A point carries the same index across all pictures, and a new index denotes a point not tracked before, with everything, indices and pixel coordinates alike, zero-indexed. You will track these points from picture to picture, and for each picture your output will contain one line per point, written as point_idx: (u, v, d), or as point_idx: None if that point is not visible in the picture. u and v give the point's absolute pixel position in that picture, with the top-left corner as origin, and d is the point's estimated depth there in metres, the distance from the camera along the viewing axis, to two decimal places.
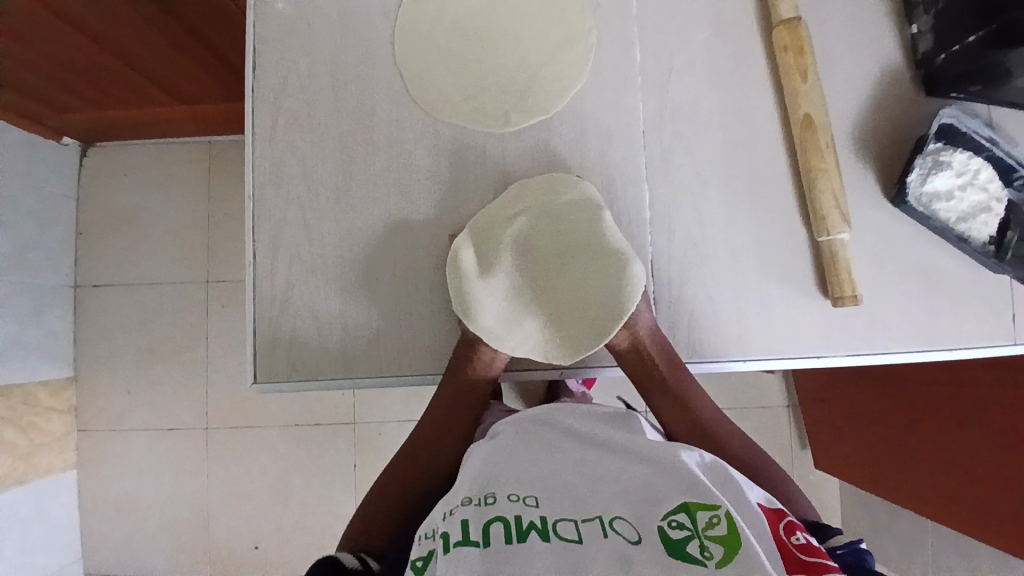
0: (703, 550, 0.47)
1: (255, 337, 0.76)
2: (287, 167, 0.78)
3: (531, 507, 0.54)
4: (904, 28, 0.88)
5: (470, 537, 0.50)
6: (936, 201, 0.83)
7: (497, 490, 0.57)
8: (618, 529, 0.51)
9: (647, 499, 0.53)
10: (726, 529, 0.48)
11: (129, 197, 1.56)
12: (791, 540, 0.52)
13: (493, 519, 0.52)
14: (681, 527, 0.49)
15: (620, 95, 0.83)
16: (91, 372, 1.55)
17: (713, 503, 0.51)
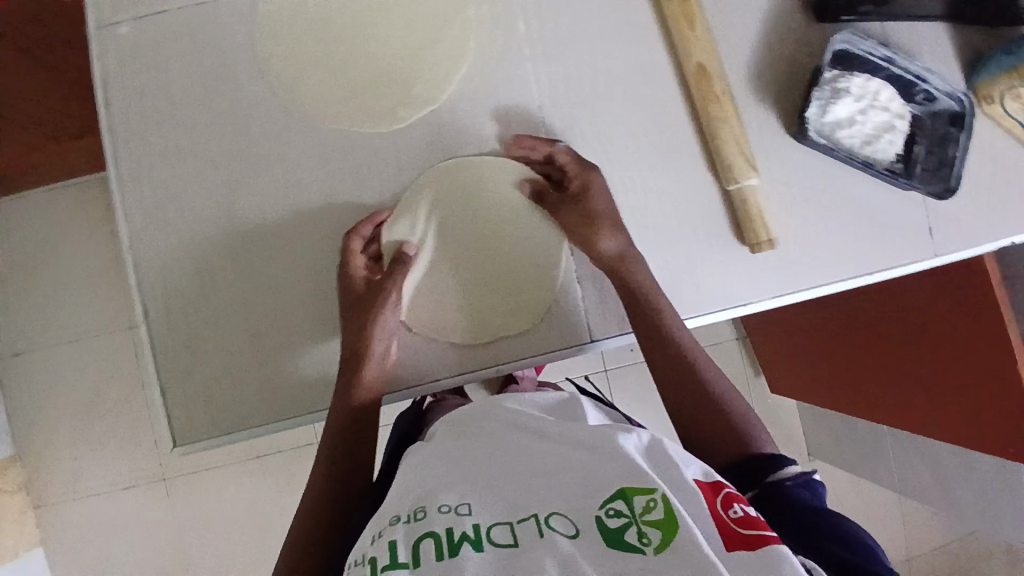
0: (641, 538, 0.44)
1: (167, 396, 0.71)
2: (165, 207, 0.72)
3: (465, 515, 0.48)
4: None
5: (398, 559, 0.45)
6: (840, 129, 0.83)
7: (428, 501, 0.51)
8: (555, 526, 0.47)
9: (591, 490, 0.49)
10: (663, 512, 0.45)
11: (32, 254, 1.45)
12: (728, 514, 0.48)
13: (423, 536, 0.46)
14: (618, 515, 0.46)
15: (509, 69, 0.79)
16: (34, 444, 1.46)
17: (649, 487, 0.47)
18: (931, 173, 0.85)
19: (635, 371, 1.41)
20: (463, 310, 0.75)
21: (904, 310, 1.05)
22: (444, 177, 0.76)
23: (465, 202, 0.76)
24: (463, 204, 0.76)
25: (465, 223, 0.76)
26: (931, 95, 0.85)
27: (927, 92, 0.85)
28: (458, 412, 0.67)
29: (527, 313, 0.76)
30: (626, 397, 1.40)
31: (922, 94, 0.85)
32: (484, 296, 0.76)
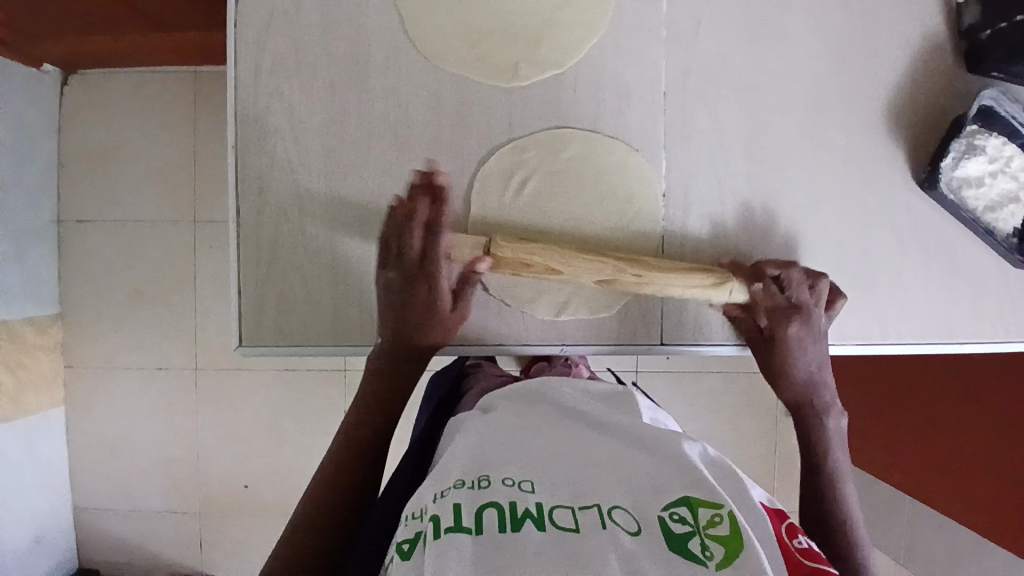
0: (704, 548, 0.43)
1: (240, 298, 0.72)
2: (275, 115, 0.72)
3: (527, 492, 0.48)
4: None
5: (462, 523, 0.44)
6: (966, 187, 0.79)
7: (489, 471, 0.50)
8: (617, 519, 0.45)
9: (650, 487, 0.48)
10: (729, 530, 0.44)
11: (111, 130, 1.47)
12: (793, 543, 0.48)
13: (486, 505, 0.46)
14: (682, 522, 0.45)
15: (642, 49, 0.75)
16: (78, 311, 1.51)
17: (715, 501, 0.46)
18: None
19: (667, 379, 1.39)
20: (537, 283, 0.75)
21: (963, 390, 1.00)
22: (551, 143, 0.74)
23: (570, 174, 0.75)
24: (573, 179, 0.75)
25: (567, 196, 0.75)
26: None
27: None
28: (521, 386, 0.68)
29: (609, 298, 0.76)
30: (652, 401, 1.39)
31: None
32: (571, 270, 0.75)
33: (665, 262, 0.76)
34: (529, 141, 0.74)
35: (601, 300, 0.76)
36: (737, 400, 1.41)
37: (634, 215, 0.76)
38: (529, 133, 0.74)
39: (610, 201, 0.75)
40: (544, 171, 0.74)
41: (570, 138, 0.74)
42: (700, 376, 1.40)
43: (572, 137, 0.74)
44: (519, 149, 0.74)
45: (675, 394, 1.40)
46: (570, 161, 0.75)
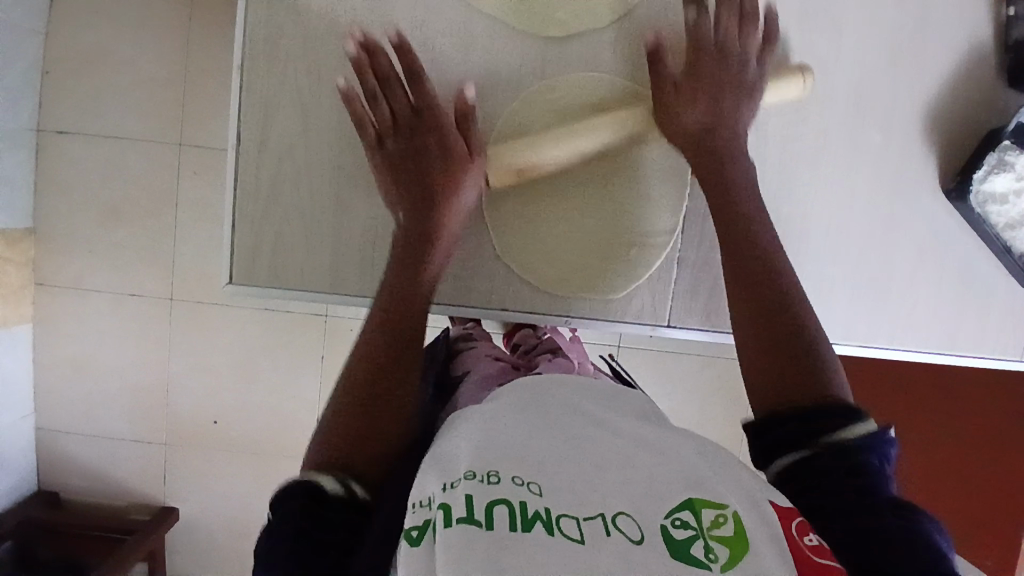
0: (708, 552, 0.43)
1: (234, 230, 0.68)
2: (287, 38, 0.66)
3: (536, 493, 0.46)
4: (1002, 5, 0.76)
5: (474, 517, 0.43)
6: (990, 204, 0.77)
7: (497, 465, 0.48)
8: (622, 526, 0.44)
9: (650, 491, 0.47)
10: (732, 530, 0.45)
11: (99, 36, 1.38)
12: None
13: (495, 502, 0.45)
14: (685, 526, 0.45)
15: (686, 17, 0.71)
16: (53, 226, 1.44)
17: (719, 502, 0.46)
18: None
19: (650, 360, 1.39)
20: (541, 248, 0.72)
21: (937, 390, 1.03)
22: (581, 89, 0.71)
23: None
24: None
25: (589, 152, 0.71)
26: None
27: None
28: (522, 378, 0.65)
29: (620, 272, 0.73)
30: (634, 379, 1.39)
31: None
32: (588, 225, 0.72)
33: (682, 244, 0.74)
34: (555, 82, 0.71)
35: (603, 270, 0.72)
36: (716, 388, 1.41)
37: (651, 174, 0.72)
38: (557, 73, 0.71)
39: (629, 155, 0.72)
40: (574, 112, 0.71)
41: (599, 84, 0.71)
42: (684, 361, 1.40)
43: (601, 83, 0.71)
44: (543, 91, 0.71)
45: (658, 375, 1.40)
46: (594, 104, 0.71)
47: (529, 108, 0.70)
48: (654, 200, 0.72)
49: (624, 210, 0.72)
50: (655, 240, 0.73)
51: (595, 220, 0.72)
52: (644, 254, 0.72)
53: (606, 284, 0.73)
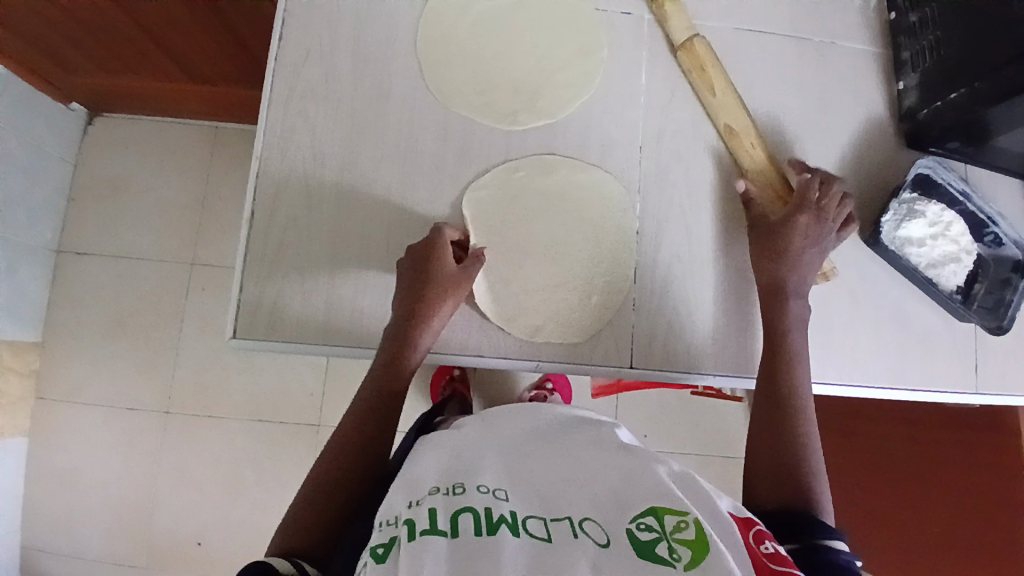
0: (672, 552, 0.46)
1: (240, 290, 0.77)
2: (298, 135, 0.80)
3: (502, 500, 0.52)
4: (893, 84, 0.93)
5: (438, 527, 0.48)
6: (908, 246, 0.88)
7: (465, 480, 0.54)
8: (588, 530, 0.49)
9: (616, 501, 0.52)
10: (694, 533, 0.47)
11: (127, 169, 1.57)
12: (760, 548, 0.52)
13: (462, 510, 0.49)
14: (649, 529, 0.48)
15: (625, 111, 0.87)
16: (60, 338, 1.52)
17: (681, 509, 0.49)
18: (988, 311, 0.88)
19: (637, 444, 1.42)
20: (515, 309, 0.80)
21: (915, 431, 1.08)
22: (541, 167, 0.84)
23: (555, 190, 0.83)
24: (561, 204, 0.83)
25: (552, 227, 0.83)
26: (1000, 240, 0.89)
27: (996, 236, 0.89)
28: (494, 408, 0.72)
29: (580, 325, 0.81)
30: None
31: (991, 236, 0.89)
32: (562, 296, 0.81)
33: (638, 292, 0.83)
34: (525, 164, 0.83)
35: (569, 326, 0.81)
36: (706, 469, 1.42)
37: (606, 239, 0.83)
38: (520, 157, 0.84)
39: (586, 224, 0.83)
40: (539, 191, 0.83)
41: (558, 165, 0.84)
42: (672, 442, 1.42)
43: (559, 166, 0.84)
44: (515, 171, 0.83)
45: None
46: (553, 183, 0.83)
47: (505, 184, 0.82)
48: (610, 262, 0.83)
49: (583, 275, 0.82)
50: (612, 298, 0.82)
51: (559, 283, 0.82)
52: (605, 310, 0.81)
53: (571, 335, 0.81)
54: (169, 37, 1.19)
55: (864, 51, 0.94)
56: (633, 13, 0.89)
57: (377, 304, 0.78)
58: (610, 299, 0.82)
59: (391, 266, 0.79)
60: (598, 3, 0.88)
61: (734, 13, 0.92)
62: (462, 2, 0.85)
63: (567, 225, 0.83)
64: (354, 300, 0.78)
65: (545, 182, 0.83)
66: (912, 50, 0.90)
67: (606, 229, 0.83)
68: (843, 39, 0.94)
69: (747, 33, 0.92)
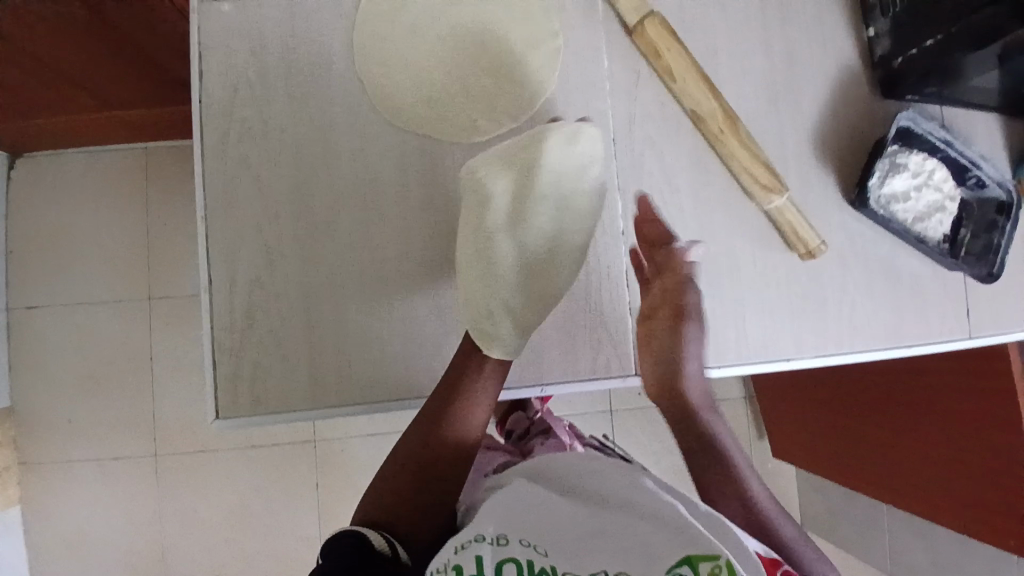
0: None
1: (215, 365, 0.72)
2: (242, 183, 0.73)
3: (541, 552, 0.52)
4: (861, 29, 0.89)
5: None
6: (895, 202, 0.86)
7: (509, 530, 0.55)
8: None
9: (645, 551, 0.49)
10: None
11: (62, 213, 1.45)
12: None
13: (506, 561, 0.51)
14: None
15: (590, 101, 0.81)
16: (30, 402, 1.43)
17: (712, 553, 0.47)
18: (977, 257, 0.88)
19: (642, 415, 1.42)
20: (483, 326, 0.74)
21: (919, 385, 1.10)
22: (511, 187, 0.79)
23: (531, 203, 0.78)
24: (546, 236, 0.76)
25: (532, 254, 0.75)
26: (982, 183, 0.88)
27: (979, 179, 0.88)
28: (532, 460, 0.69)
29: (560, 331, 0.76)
30: (629, 439, 1.41)
31: (973, 180, 0.88)
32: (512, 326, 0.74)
33: (631, 299, 0.81)
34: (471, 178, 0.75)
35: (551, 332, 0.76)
36: None
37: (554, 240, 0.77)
38: None
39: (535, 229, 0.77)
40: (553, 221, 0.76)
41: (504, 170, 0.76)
42: None
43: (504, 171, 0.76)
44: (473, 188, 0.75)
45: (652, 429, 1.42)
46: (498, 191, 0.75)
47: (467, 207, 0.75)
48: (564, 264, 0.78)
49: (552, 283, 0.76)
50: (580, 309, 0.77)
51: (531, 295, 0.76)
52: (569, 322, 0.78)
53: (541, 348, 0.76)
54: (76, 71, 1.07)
55: None
56: None
57: (362, 357, 0.74)
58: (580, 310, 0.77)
59: (370, 312, 0.74)
60: None
61: None
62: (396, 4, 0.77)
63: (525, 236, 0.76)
64: (337, 357, 0.74)
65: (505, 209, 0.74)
66: None
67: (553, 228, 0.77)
68: None
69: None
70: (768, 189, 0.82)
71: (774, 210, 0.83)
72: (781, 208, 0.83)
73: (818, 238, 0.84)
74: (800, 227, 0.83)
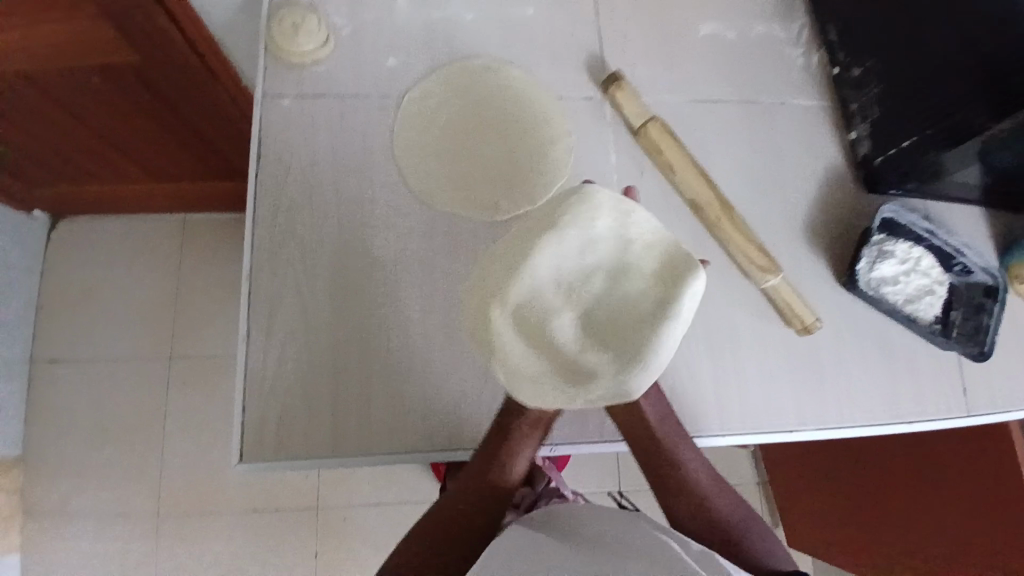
0: None
1: (244, 411, 0.76)
2: (286, 250, 0.81)
3: None
4: (843, 134, 0.99)
5: None
6: (884, 285, 0.92)
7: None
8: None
9: None
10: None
11: (99, 271, 1.54)
12: None
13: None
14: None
15: (601, 187, 0.90)
16: (40, 452, 1.45)
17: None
18: (968, 337, 0.93)
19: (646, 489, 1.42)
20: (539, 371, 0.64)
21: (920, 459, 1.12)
22: None
23: None
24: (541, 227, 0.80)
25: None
26: (968, 269, 0.94)
27: (964, 265, 0.94)
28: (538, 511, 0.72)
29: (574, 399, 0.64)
30: None
31: (959, 266, 0.94)
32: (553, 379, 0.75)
33: None
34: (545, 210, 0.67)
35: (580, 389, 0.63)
36: None
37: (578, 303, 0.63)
38: None
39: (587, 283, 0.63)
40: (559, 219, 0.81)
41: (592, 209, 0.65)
42: None
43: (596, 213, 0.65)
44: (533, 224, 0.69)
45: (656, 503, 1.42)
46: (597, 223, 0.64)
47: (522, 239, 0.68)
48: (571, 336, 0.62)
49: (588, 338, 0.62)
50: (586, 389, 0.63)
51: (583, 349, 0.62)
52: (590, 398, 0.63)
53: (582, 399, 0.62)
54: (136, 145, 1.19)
55: (812, 107, 1.00)
56: (594, 96, 0.93)
57: (384, 411, 0.78)
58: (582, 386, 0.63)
59: (395, 369, 0.80)
60: (560, 91, 0.93)
61: (687, 85, 0.97)
62: (432, 104, 0.89)
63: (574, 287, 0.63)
64: (361, 410, 0.78)
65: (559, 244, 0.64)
66: (858, 102, 0.96)
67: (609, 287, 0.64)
68: (791, 98, 1.00)
69: (703, 102, 0.97)
70: (765, 270, 0.89)
71: (771, 287, 0.89)
72: (777, 286, 0.89)
73: (815, 314, 0.90)
74: (794, 303, 0.89)
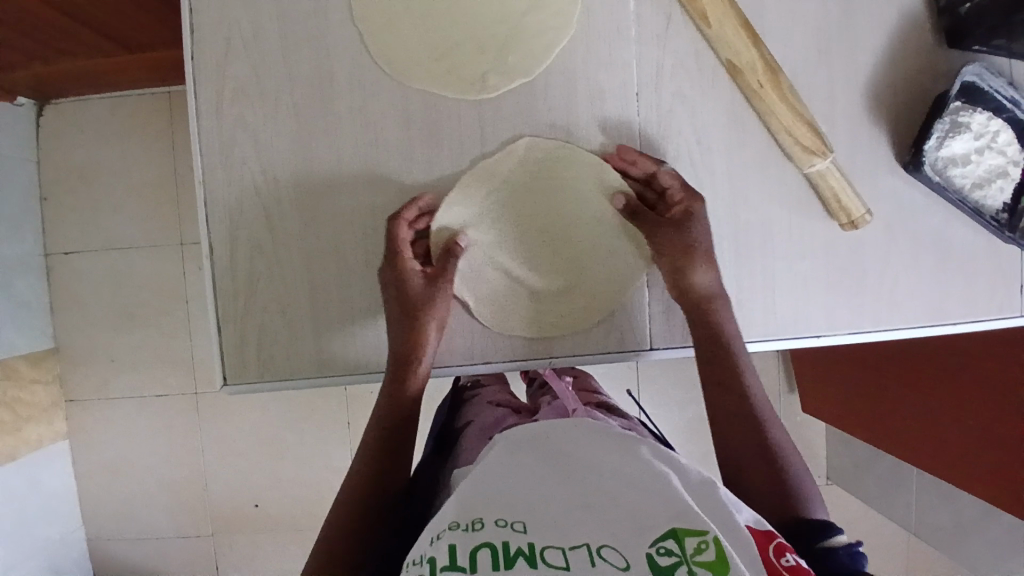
0: None
1: (221, 330, 0.71)
2: (240, 146, 0.70)
3: (520, 532, 0.44)
4: None
5: (457, 563, 0.41)
6: (952, 166, 0.77)
7: (483, 514, 0.47)
8: (606, 557, 0.42)
9: (637, 523, 0.45)
10: (716, 555, 0.41)
11: (90, 156, 1.41)
12: (781, 562, 0.45)
13: (479, 546, 0.42)
14: (669, 554, 0.42)
15: (615, 50, 0.74)
16: (72, 341, 1.45)
17: (700, 528, 0.43)
18: None
19: (667, 373, 1.39)
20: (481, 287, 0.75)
21: (945, 358, 1.04)
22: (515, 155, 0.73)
23: (543, 166, 0.73)
24: (512, 143, 0.73)
25: (568, 203, 0.75)
26: None
27: None
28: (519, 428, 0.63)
29: (515, 318, 0.75)
30: (653, 395, 1.39)
31: None
32: (545, 301, 0.75)
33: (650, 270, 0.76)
34: (540, 155, 0.73)
35: (509, 313, 0.75)
36: None
37: (542, 234, 0.75)
38: (495, 133, 0.73)
39: (548, 218, 0.75)
40: (529, 137, 0.73)
41: (551, 156, 0.73)
42: None
43: (558, 156, 0.73)
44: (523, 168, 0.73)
45: (678, 386, 1.40)
46: (559, 168, 0.74)
47: (502, 183, 0.73)
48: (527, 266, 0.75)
49: (542, 264, 0.75)
50: (515, 314, 0.75)
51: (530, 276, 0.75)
52: (518, 321, 0.75)
53: (513, 326, 0.75)
54: (85, 13, 1.03)
55: None
56: None
57: (366, 327, 0.72)
58: (513, 313, 0.75)
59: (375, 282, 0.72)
60: None
61: None
62: None
63: (533, 224, 0.74)
64: (340, 327, 0.72)
65: (523, 185, 0.74)
66: None
67: (562, 223, 0.75)
68: None
69: None
70: (811, 151, 0.74)
71: (813, 171, 0.75)
72: (823, 172, 0.75)
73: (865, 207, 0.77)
74: (842, 191, 0.75)
